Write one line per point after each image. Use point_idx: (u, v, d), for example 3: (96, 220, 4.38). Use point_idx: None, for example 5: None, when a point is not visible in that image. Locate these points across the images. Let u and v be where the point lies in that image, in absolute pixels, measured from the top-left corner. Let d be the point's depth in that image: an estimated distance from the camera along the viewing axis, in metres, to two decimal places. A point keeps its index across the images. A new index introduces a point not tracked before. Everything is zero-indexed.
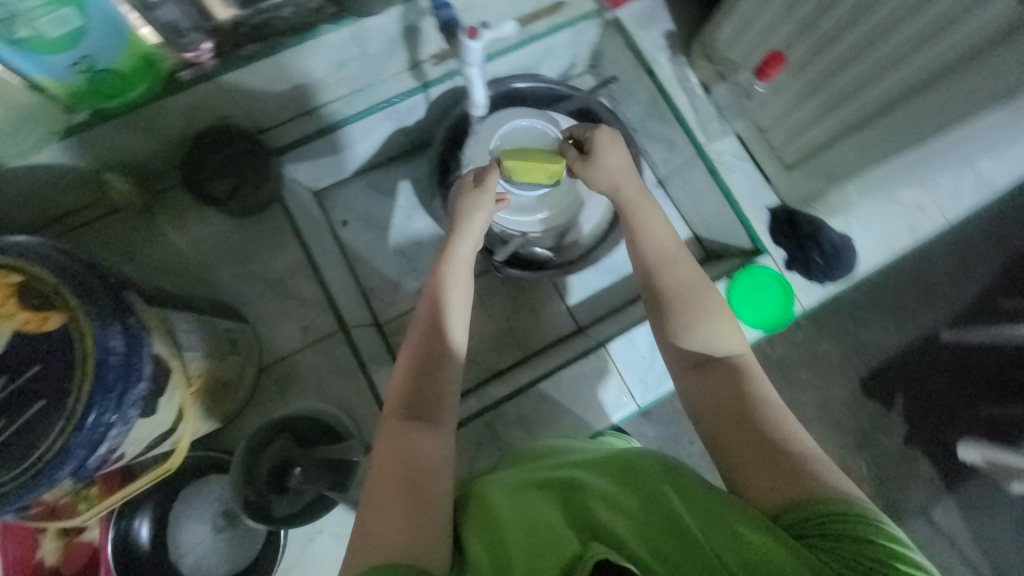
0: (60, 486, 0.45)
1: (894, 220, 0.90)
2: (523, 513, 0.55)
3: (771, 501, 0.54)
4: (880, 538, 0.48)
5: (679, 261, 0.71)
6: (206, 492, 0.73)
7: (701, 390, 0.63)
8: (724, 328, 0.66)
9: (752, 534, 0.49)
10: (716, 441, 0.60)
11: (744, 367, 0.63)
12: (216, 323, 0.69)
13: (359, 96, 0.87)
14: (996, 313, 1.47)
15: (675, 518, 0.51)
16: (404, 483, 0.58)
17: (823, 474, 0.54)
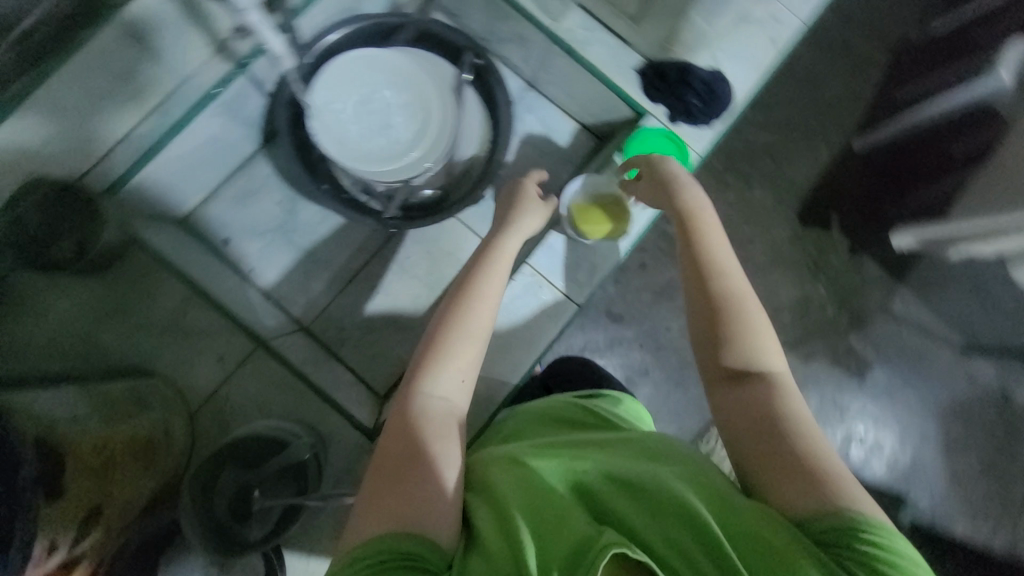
0: None
1: (753, 36, 0.90)
2: (529, 496, 0.55)
3: (793, 508, 0.54)
4: (895, 555, 0.49)
5: (705, 271, 0.71)
6: (183, 552, 0.70)
7: (738, 400, 0.63)
8: (767, 343, 0.66)
9: (769, 532, 0.51)
10: (742, 446, 0.60)
11: (786, 386, 0.63)
12: (104, 391, 0.67)
13: (174, 98, 0.77)
14: (898, 105, 1.51)
15: (691, 504, 0.53)
16: (413, 456, 0.58)
17: (848, 489, 0.54)
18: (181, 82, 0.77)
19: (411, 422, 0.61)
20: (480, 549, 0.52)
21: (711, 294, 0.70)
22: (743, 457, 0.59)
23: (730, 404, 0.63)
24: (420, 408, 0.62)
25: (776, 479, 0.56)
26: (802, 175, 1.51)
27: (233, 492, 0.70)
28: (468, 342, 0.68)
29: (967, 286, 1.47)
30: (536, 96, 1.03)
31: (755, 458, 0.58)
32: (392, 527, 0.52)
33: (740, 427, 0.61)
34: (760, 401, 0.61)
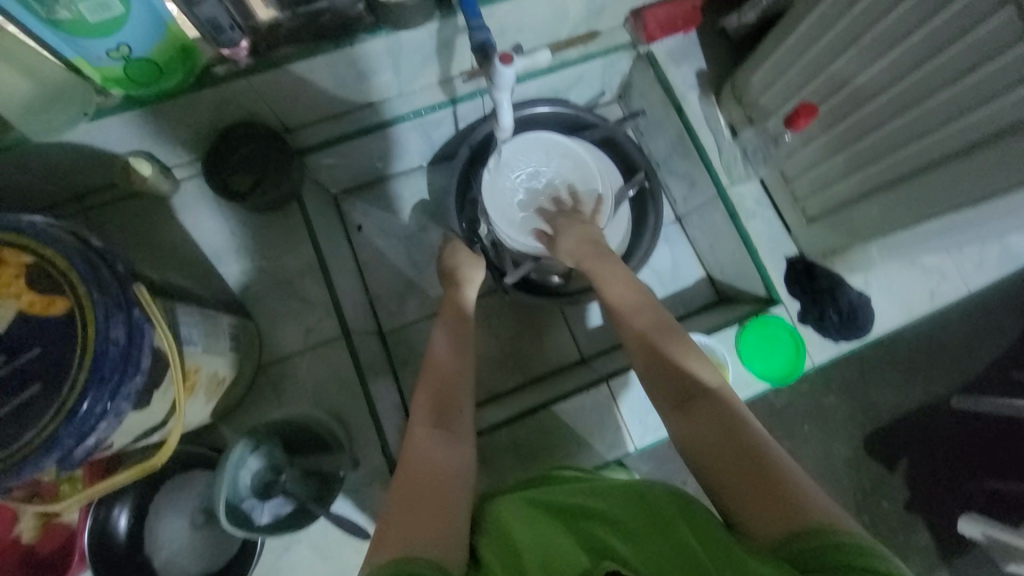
0: (42, 464, 0.45)
1: (913, 283, 0.88)
2: (542, 535, 0.51)
3: (769, 535, 0.48)
4: (872, 554, 0.44)
5: (643, 305, 0.71)
6: (188, 489, 0.72)
7: (689, 426, 0.59)
8: (694, 357, 0.64)
9: (755, 561, 0.45)
10: (710, 475, 0.55)
11: (729, 399, 0.60)
12: (220, 321, 0.67)
13: (388, 105, 0.88)
14: (1009, 384, 1.44)
15: (678, 541, 0.48)
16: (427, 483, 0.54)
17: (823, 508, 0.49)
18: (399, 95, 0.87)
19: (421, 465, 0.57)
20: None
21: (633, 329, 0.68)
22: (714, 492, 0.54)
23: (691, 431, 0.58)
24: (433, 438, 0.60)
25: (754, 513, 0.50)
26: (887, 406, 1.44)
27: (258, 472, 0.63)
28: (457, 381, 0.69)
29: None
30: (677, 231, 1.06)
31: (723, 483, 0.54)
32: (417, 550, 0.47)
33: (710, 454, 0.56)
34: (726, 437, 0.56)
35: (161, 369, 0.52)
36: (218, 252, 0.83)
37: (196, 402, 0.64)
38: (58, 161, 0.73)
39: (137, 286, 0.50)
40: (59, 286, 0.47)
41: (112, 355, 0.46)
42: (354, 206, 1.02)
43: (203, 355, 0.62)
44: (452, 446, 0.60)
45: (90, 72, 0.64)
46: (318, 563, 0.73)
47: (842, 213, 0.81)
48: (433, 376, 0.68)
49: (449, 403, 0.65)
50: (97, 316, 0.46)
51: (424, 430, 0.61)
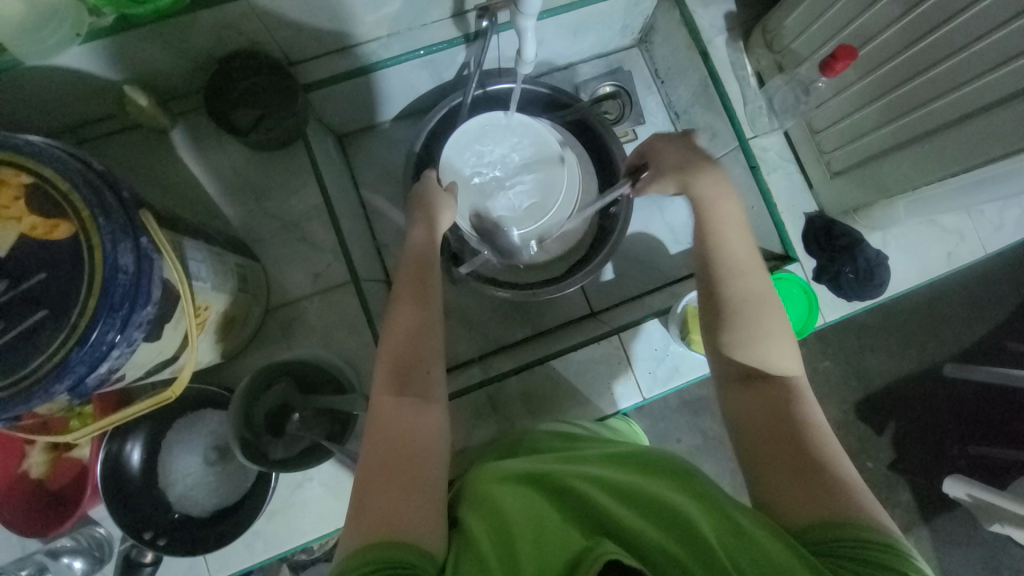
0: (53, 391, 0.43)
1: (932, 244, 0.87)
2: (535, 515, 0.49)
3: (796, 517, 0.51)
4: (890, 550, 0.47)
5: (724, 272, 0.67)
6: (199, 427, 0.72)
7: (748, 404, 0.61)
8: (770, 344, 0.63)
9: (769, 541, 0.47)
10: (757, 454, 0.57)
11: (797, 389, 0.61)
12: (226, 257, 0.65)
13: (397, 39, 0.83)
14: (1001, 353, 1.46)
15: (683, 516, 0.48)
16: (401, 461, 0.54)
17: (857, 500, 0.51)
18: (410, 28, 0.82)
19: (395, 434, 0.56)
20: (479, 556, 0.47)
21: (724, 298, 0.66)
22: (748, 462, 0.58)
23: (750, 417, 0.60)
24: (398, 414, 0.57)
25: (785, 498, 0.53)
26: (881, 371, 1.47)
27: (269, 410, 0.63)
28: (430, 340, 0.64)
29: (981, 551, 1.46)
30: None
31: (762, 459, 0.57)
32: (398, 530, 0.48)
33: (759, 437, 0.58)
34: (775, 424, 0.58)
35: (171, 301, 0.51)
36: (222, 191, 0.80)
37: (205, 340, 0.63)
38: (49, 89, 0.69)
39: (143, 212, 0.47)
40: (60, 208, 0.44)
41: (120, 282, 0.44)
42: (361, 151, 0.99)
43: (211, 293, 0.61)
44: (419, 412, 0.58)
45: None
46: (330, 500, 0.74)
47: (870, 166, 0.77)
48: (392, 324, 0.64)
49: (411, 361, 0.61)
50: (102, 241, 0.44)
51: (392, 407, 0.58)
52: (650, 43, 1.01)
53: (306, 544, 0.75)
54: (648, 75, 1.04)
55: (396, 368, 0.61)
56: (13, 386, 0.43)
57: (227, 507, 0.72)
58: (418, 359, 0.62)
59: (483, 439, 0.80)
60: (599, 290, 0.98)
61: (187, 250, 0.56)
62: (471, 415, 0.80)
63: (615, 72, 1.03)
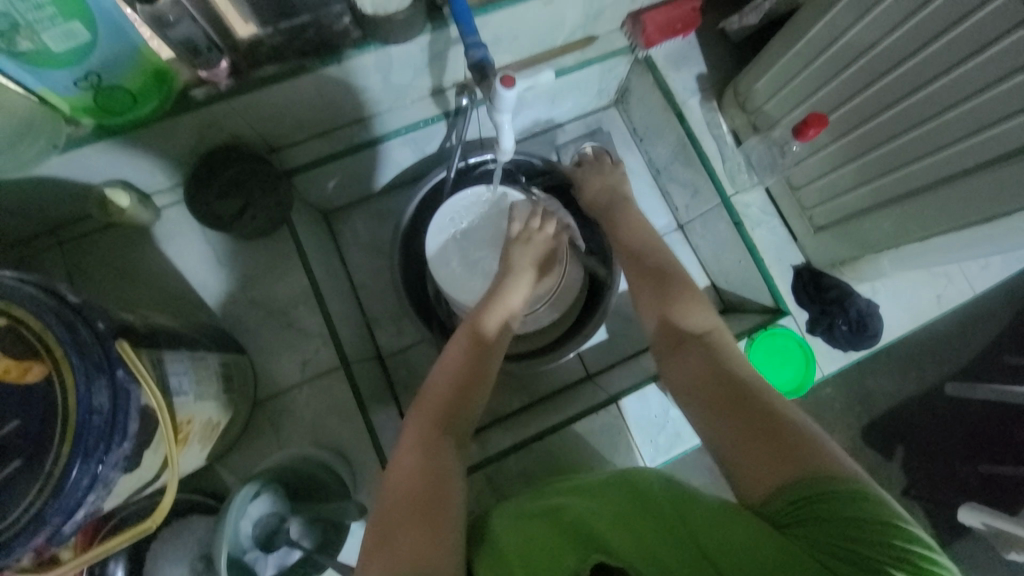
0: (24, 547, 0.41)
1: (921, 287, 0.87)
2: (532, 555, 0.52)
3: (759, 485, 0.51)
4: (855, 499, 0.46)
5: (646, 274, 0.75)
6: (185, 537, 0.68)
7: (686, 378, 0.64)
8: (692, 309, 0.69)
9: (742, 531, 0.46)
10: (705, 424, 0.58)
11: (730, 350, 0.64)
12: (208, 360, 0.64)
13: (378, 120, 0.84)
14: (1002, 370, 1.45)
15: (676, 531, 0.49)
16: (421, 499, 0.54)
17: (818, 448, 0.51)
18: (390, 109, 0.83)
19: (411, 478, 0.56)
20: None
21: (647, 278, 0.75)
22: (709, 436, 0.58)
23: (695, 387, 0.62)
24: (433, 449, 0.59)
25: (743, 463, 0.53)
26: (884, 398, 1.45)
27: (263, 520, 0.60)
28: (474, 393, 0.65)
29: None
30: (680, 238, 1.04)
31: (720, 428, 0.57)
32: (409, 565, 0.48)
33: (708, 403, 0.59)
34: (716, 387, 0.60)
35: (152, 428, 0.49)
36: (206, 282, 0.78)
37: (190, 451, 0.60)
38: (27, 197, 0.69)
39: (118, 342, 0.46)
40: (30, 349, 0.43)
41: (94, 424, 0.43)
42: (349, 221, 0.99)
43: (194, 403, 0.59)
44: (447, 453, 0.60)
45: (60, 103, 0.60)
46: None
47: (851, 223, 0.78)
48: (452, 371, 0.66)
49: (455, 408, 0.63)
50: (74, 382, 0.42)
51: (420, 447, 0.59)
52: (626, 104, 1.03)
53: None
54: (626, 133, 1.06)
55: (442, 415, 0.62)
56: None
57: None
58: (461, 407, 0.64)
59: None
60: (593, 352, 0.97)
61: (167, 365, 0.54)
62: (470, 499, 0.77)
63: (594, 133, 1.05)
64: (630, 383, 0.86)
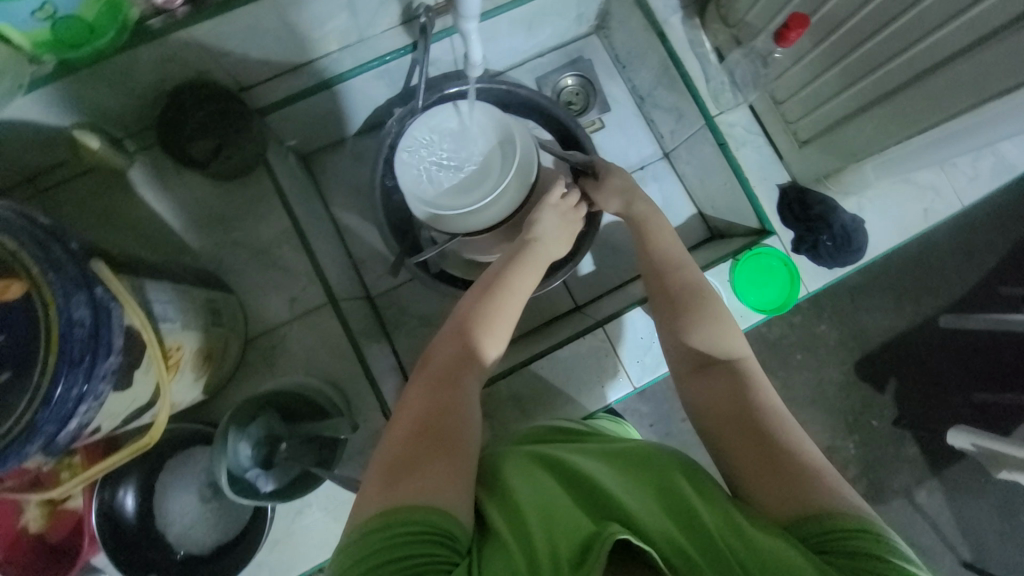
0: (22, 453, 0.42)
1: (907, 203, 0.86)
2: (542, 494, 0.52)
3: (779, 507, 0.51)
4: (874, 538, 0.46)
5: (660, 273, 0.74)
6: (192, 466, 0.71)
7: (709, 391, 0.63)
8: (711, 328, 0.67)
9: (760, 534, 0.47)
10: (720, 434, 0.59)
11: (749, 369, 0.64)
12: (195, 294, 0.65)
13: (348, 52, 0.82)
14: (995, 299, 1.46)
15: (686, 505, 0.50)
16: (430, 435, 0.54)
17: (838, 490, 0.51)
18: (359, 39, 0.81)
19: (422, 414, 0.56)
20: (500, 542, 0.47)
21: (666, 286, 0.73)
22: (726, 460, 0.57)
23: (716, 398, 0.62)
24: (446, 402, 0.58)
25: (758, 483, 0.53)
26: (876, 330, 1.47)
27: (260, 444, 0.62)
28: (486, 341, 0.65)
29: (994, 500, 1.46)
30: (666, 167, 1.03)
31: (738, 456, 0.56)
32: (416, 499, 0.47)
33: (728, 417, 0.59)
34: (734, 406, 0.60)
35: (138, 348, 0.51)
36: (189, 225, 0.78)
37: (183, 379, 0.62)
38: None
39: (94, 262, 0.47)
40: (9, 269, 0.44)
41: (78, 337, 0.43)
42: (330, 167, 0.98)
43: (183, 332, 0.60)
44: (460, 394, 0.59)
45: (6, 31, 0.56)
46: (332, 523, 0.74)
47: (836, 131, 0.77)
48: (470, 315, 0.66)
49: (466, 355, 0.63)
50: (54, 298, 0.43)
51: (431, 389, 0.59)
52: (607, 29, 0.99)
53: (312, 569, 0.75)
54: (608, 60, 1.03)
55: (455, 359, 0.62)
56: None
57: (229, 541, 0.72)
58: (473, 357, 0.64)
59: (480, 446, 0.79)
60: (581, 285, 0.98)
61: (148, 295, 0.55)
62: None
63: (575, 61, 1.02)
64: (616, 309, 0.86)
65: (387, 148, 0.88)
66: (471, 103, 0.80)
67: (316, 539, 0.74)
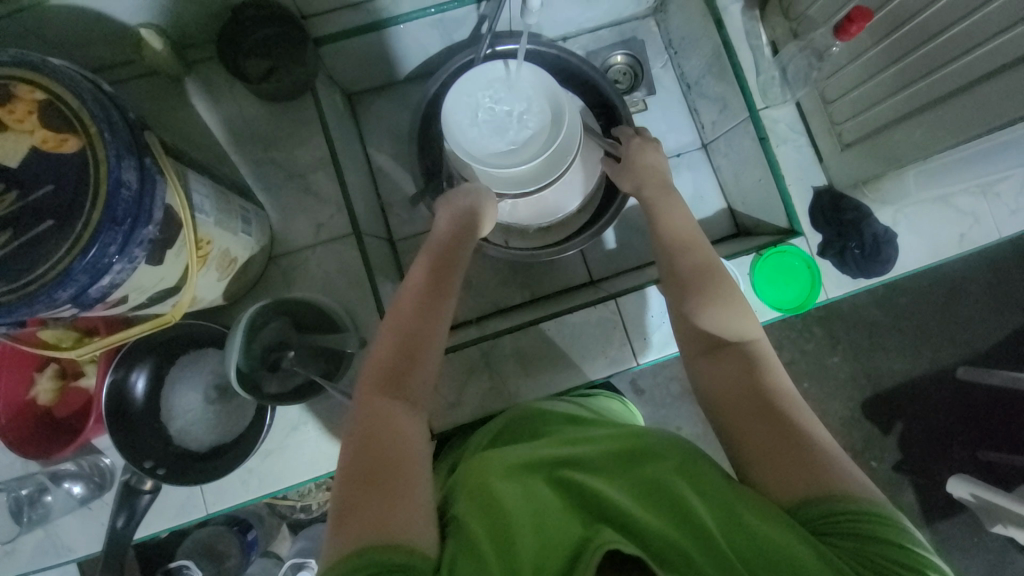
0: (53, 298, 0.44)
1: (943, 226, 0.84)
2: (527, 501, 0.53)
3: (785, 494, 0.52)
4: (882, 520, 0.48)
5: (671, 256, 0.71)
6: (201, 366, 0.75)
7: (717, 374, 0.62)
8: (721, 309, 0.65)
9: (760, 523, 0.48)
10: (727, 421, 0.59)
11: (759, 352, 0.63)
12: (231, 198, 0.67)
13: None
14: (1017, 356, 1.41)
15: (682, 499, 0.51)
16: (378, 467, 0.52)
17: (844, 471, 0.52)
18: None
19: (370, 439, 0.55)
20: (474, 548, 0.49)
21: (683, 267, 0.70)
22: (733, 449, 0.58)
23: (724, 388, 0.61)
24: (380, 412, 0.57)
25: (764, 469, 0.54)
26: (890, 367, 1.44)
27: (269, 346, 0.66)
28: (422, 352, 0.63)
29: (986, 562, 1.42)
30: (702, 157, 1.03)
31: (746, 448, 0.56)
32: (377, 536, 0.47)
33: (736, 405, 0.59)
34: (741, 395, 0.59)
35: (173, 227, 0.53)
36: (232, 140, 0.81)
37: (207, 275, 0.64)
38: (70, 30, 0.70)
39: (146, 135, 0.50)
40: (68, 123, 0.46)
41: (124, 198, 0.46)
42: (372, 112, 1.00)
43: (215, 229, 0.62)
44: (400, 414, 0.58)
45: None
46: (324, 444, 0.77)
47: (881, 136, 0.76)
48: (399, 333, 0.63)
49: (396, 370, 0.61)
50: (106, 157, 0.45)
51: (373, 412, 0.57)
52: (664, 13, 0.99)
53: (298, 486, 0.77)
54: (661, 45, 1.03)
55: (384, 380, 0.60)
56: (9, 288, 0.44)
57: (226, 443, 0.74)
58: (404, 370, 0.61)
59: (476, 396, 0.81)
60: (600, 262, 0.98)
61: (188, 183, 0.57)
62: (464, 372, 0.81)
63: (628, 41, 1.02)
64: (630, 285, 0.87)
65: (431, 98, 0.89)
66: (519, 61, 0.76)
67: (307, 458, 0.76)
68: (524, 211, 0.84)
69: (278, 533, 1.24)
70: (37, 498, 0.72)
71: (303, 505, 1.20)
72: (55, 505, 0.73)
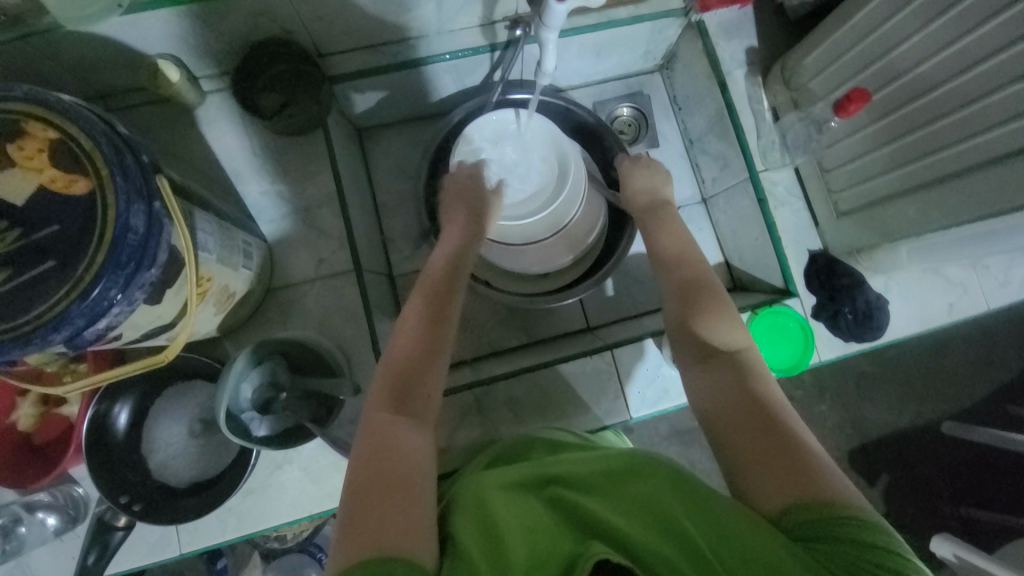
0: (46, 340, 0.44)
1: (934, 294, 0.86)
2: (516, 512, 0.51)
3: (777, 500, 0.51)
4: (872, 528, 0.47)
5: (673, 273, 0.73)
6: (187, 398, 0.73)
7: (708, 389, 0.61)
8: (723, 327, 0.66)
9: (755, 543, 0.46)
10: (721, 432, 0.58)
11: (749, 361, 0.63)
12: (234, 233, 0.67)
13: (423, 42, 0.85)
14: (1000, 415, 1.43)
15: (674, 520, 0.49)
16: (386, 479, 0.51)
17: (833, 477, 0.52)
18: (437, 34, 0.84)
19: (379, 454, 0.54)
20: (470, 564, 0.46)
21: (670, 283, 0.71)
22: (725, 458, 0.57)
23: (719, 400, 0.60)
24: (390, 427, 0.57)
25: (755, 479, 0.53)
26: (877, 421, 1.44)
27: (260, 389, 0.64)
28: (430, 364, 0.63)
29: None
30: (701, 212, 1.05)
31: (738, 456, 0.55)
32: (388, 546, 0.46)
33: (730, 415, 0.58)
34: (734, 406, 0.58)
35: (176, 267, 0.52)
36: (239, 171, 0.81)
37: (204, 311, 0.63)
38: (85, 57, 0.71)
39: (158, 177, 0.50)
40: (79, 163, 0.46)
41: (131, 242, 0.46)
42: (379, 146, 1.01)
43: (215, 265, 0.62)
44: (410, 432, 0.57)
45: None
46: (308, 485, 0.75)
47: (876, 209, 0.78)
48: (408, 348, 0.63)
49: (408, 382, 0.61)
50: (116, 201, 0.45)
51: (385, 425, 0.56)
52: (671, 70, 1.02)
53: (275, 528, 0.75)
54: (666, 100, 1.06)
55: (394, 388, 0.60)
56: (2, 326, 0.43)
57: (206, 479, 0.72)
58: (417, 383, 0.61)
59: (467, 442, 0.80)
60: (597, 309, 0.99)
61: (194, 221, 0.57)
62: (457, 415, 0.80)
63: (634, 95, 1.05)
64: (626, 335, 0.87)
65: (440, 139, 0.91)
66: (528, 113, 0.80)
67: (287, 498, 0.74)
68: (534, 261, 0.84)
69: (248, 564, 1.19)
70: (10, 529, 0.69)
71: (277, 535, 1.15)
72: (26, 538, 0.70)
